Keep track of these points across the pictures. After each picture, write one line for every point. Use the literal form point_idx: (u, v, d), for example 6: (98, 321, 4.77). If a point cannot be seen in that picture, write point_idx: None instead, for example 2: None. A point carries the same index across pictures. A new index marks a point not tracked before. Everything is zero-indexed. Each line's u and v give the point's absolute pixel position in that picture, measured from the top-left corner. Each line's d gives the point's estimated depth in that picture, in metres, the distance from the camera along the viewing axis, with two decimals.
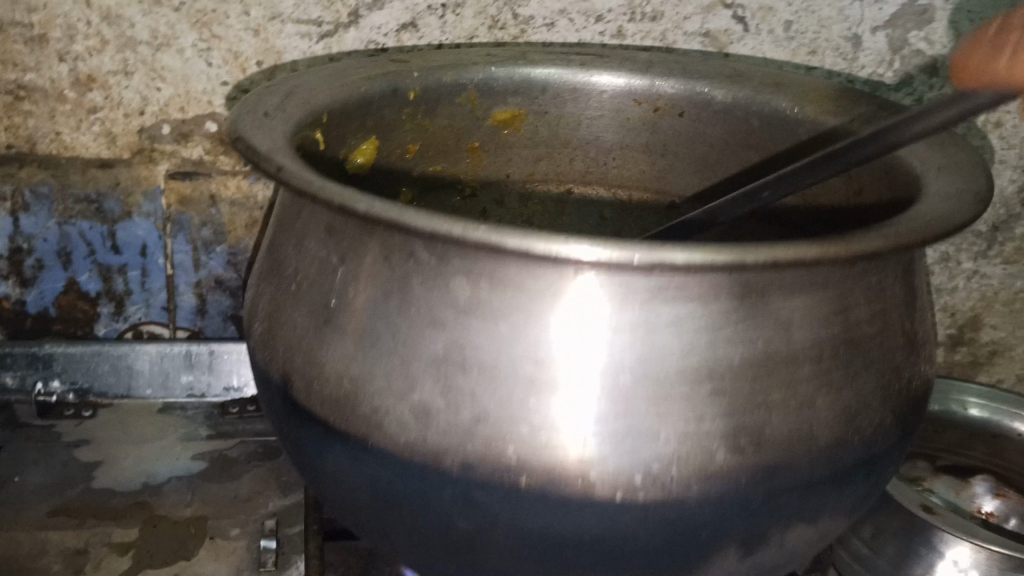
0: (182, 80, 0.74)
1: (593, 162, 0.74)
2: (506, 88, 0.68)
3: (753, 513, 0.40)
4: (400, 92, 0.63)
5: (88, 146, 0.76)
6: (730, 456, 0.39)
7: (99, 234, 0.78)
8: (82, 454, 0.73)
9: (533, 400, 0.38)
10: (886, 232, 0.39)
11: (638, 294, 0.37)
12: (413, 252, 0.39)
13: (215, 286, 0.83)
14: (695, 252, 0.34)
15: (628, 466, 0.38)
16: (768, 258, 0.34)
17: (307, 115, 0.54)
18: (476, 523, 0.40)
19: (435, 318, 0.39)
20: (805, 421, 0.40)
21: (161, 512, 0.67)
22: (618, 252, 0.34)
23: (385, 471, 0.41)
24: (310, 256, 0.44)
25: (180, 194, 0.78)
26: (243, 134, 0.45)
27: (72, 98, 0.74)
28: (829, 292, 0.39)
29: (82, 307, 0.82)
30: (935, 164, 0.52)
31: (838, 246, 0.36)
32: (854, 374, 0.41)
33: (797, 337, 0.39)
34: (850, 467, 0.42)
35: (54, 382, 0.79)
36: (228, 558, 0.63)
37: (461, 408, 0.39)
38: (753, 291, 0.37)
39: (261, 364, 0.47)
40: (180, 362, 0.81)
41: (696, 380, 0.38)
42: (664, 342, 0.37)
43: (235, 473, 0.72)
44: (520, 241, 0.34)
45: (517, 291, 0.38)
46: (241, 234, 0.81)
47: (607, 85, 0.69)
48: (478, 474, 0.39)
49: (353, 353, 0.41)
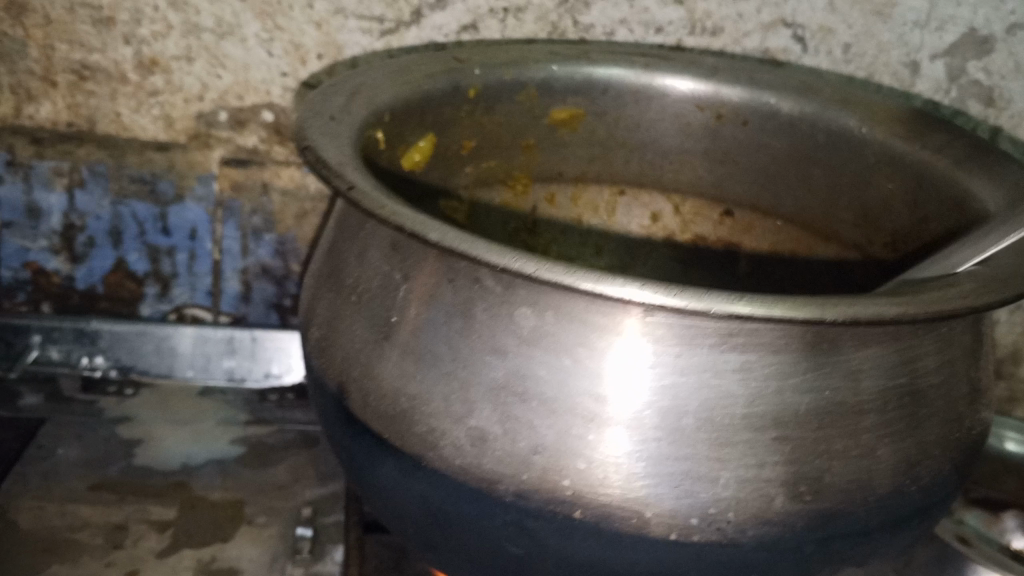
0: (242, 68, 0.75)
1: (649, 166, 0.73)
2: (568, 86, 0.67)
3: (805, 559, 0.40)
4: (462, 89, 0.63)
5: (146, 129, 0.77)
6: (788, 504, 0.38)
7: (150, 214, 0.79)
8: (124, 432, 0.74)
9: (592, 435, 0.38)
10: (956, 290, 0.39)
11: (705, 339, 0.37)
12: (480, 278, 0.39)
13: (260, 274, 0.83)
14: (768, 307, 0.35)
15: (685, 508, 0.38)
16: (841, 315, 0.34)
17: (370, 115, 0.54)
18: (526, 549, 0.40)
19: (498, 346, 0.39)
20: (865, 472, 0.39)
21: (198, 493, 0.68)
22: (691, 300, 0.34)
23: (437, 491, 0.41)
24: (371, 269, 0.44)
25: (233, 181, 0.79)
26: (311, 143, 0.45)
27: (134, 80, 0.75)
28: (895, 348, 0.39)
29: (129, 286, 0.83)
30: (1008, 209, 0.51)
31: (911, 306, 0.36)
32: (916, 425, 0.41)
33: (863, 389, 0.39)
34: (906, 516, 0.42)
35: (98, 358, 0.81)
36: (262, 543, 0.63)
37: (519, 438, 0.39)
38: (819, 343, 0.37)
39: (315, 370, 0.47)
40: (221, 347, 0.82)
41: (758, 426, 0.38)
42: (727, 387, 0.37)
43: (271, 460, 0.72)
44: (593, 284, 0.35)
45: (583, 325, 0.38)
46: (290, 225, 0.81)
47: (671, 88, 0.68)
48: (532, 504, 0.39)
49: (411, 371, 0.41)
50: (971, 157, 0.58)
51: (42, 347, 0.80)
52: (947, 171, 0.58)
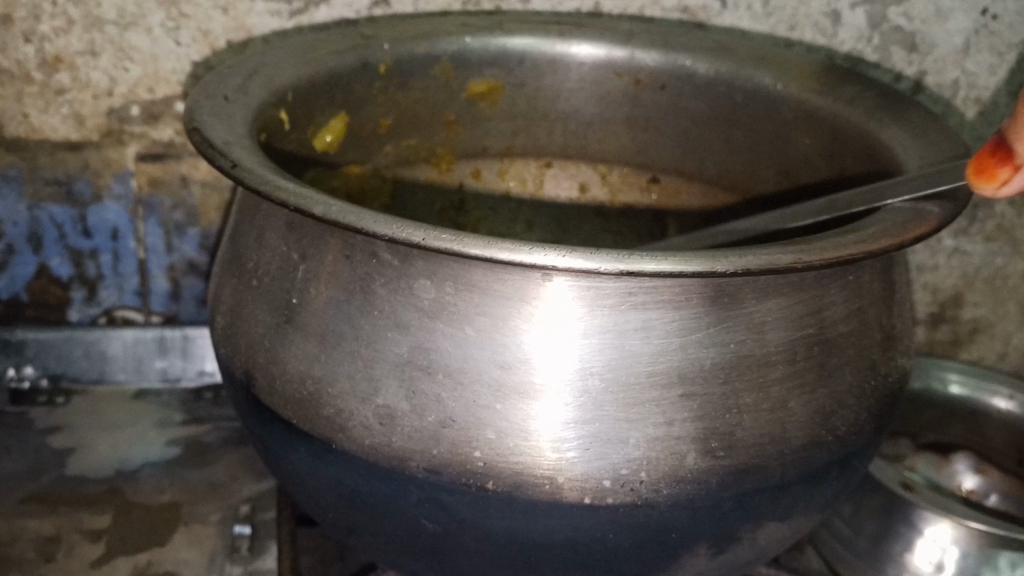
0: (151, 60, 0.72)
1: (573, 136, 0.72)
2: (483, 58, 0.66)
3: (724, 514, 0.40)
4: (371, 65, 0.61)
5: (57, 128, 0.74)
6: (700, 459, 0.38)
7: (68, 217, 0.76)
8: (55, 441, 0.72)
9: (500, 405, 0.37)
10: (856, 234, 0.38)
11: (606, 299, 0.36)
12: (377, 252, 0.38)
13: (188, 270, 0.80)
14: (661, 260, 0.34)
15: (597, 471, 0.37)
16: (735, 265, 0.34)
17: (269, 95, 0.53)
18: (443, 525, 0.39)
19: (399, 321, 0.38)
20: (777, 422, 0.39)
21: (134, 498, 0.66)
22: (584, 259, 0.34)
23: (351, 475, 0.40)
24: (270, 252, 0.42)
25: (151, 177, 0.76)
26: (200, 124, 0.44)
27: (38, 80, 0.71)
28: (800, 297, 0.39)
29: (54, 291, 0.79)
30: (917, 154, 0.51)
31: (808, 252, 0.36)
32: (827, 373, 0.41)
33: (770, 340, 0.38)
34: (824, 466, 0.42)
35: (27, 368, 0.78)
36: (202, 544, 0.62)
37: (427, 413, 0.38)
38: (721, 295, 0.37)
39: (224, 360, 0.46)
40: (153, 347, 0.79)
41: (666, 383, 0.37)
42: (632, 346, 0.37)
43: (210, 458, 0.71)
44: (484, 250, 0.34)
45: (484, 294, 0.37)
46: (213, 217, 0.79)
47: (586, 56, 0.67)
48: (444, 479, 0.38)
49: (315, 354, 0.40)
50: (882, 108, 0.58)
51: None
52: (858, 119, 0.58)
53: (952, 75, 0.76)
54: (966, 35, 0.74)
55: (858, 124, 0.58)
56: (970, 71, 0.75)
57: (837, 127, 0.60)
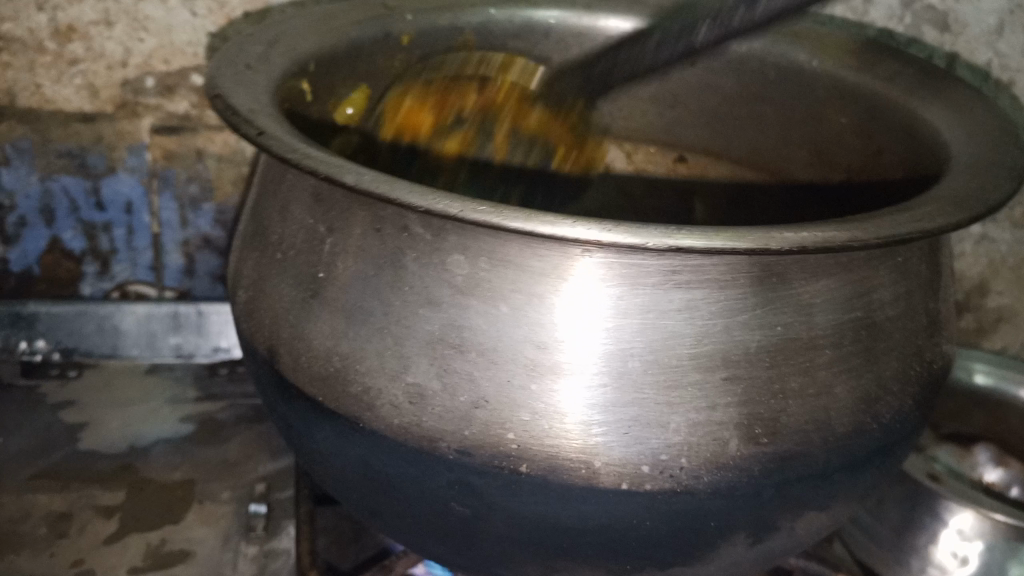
0: (166, 30, 0.70)
1: (598, 113, 0.70)
2: (506, 31, 0.65)
3: (765, 502, 0.38)
4: (392, 36, 0.60)
5: (69, 100, 0.72)
6: (742, 445, 0.37)
7: (82, 190, 0.75)
8: (68, 417, 0.71)
9: (535, 386, 0.36)
10: (910, 213, 0.37)
11: (648, 277, 0.34)
12: (408, 225, 0.36)
13: (202, 246, 0.79)
14: (709, 238, 0.32)
15: (635, 456, 0.36)
16: (787, 243, 0.32)
17: (292, 65, 0.51)
18: (473, 509, 0.38)
19: (431, 297, 0.37)
20: (822, 409, 0.38)
21: (147, 475, 0.65)
22: (629, 235, 0.32)
23: (379, 455, 0.39)
24: (295, 225, 0.41)
25: (166, 150, 0.75)
26: (222, 91, 0.42)
27: (51, 49, 0.70)
28: (848, 278, 0.37)
29: (66, 267, 0.78)
30: (962, 132, 0.49)
31: (864, 232, 0.34)
32: (873, 358, 0.39)
33: (816, 323, 0.37)
34: (866, 455, 0.40)
35: (39, 342, 0.76)
36: (216, 523, 0.61)
37: (458, 392, 0.36)
38: (768, 275, 0.35)
39: (245, 335, 0.44)
40: (166, 323, 0.78)
41: (708, 367, 0.36)
42: (674, 327, 0.35)
43: (223, 436, 0.70)
44: (523, 224, 0.32)
45: (520, 271, 0.35)
46: (228, 192, 0.77)
47: (614, 29, 0.66)
48: (476, 463, 0.37)
49: (342, 330, 0.39)
50: (923, 85, 0.55)
51: None
52: (899, 101, 0.55)
53: (984, 56, 0.72)
54: (1001, 15, 0.70)
55: (896, 102, 0.55)
56: (1002, 53, 0.72)
57: (874, 105, 0.57)
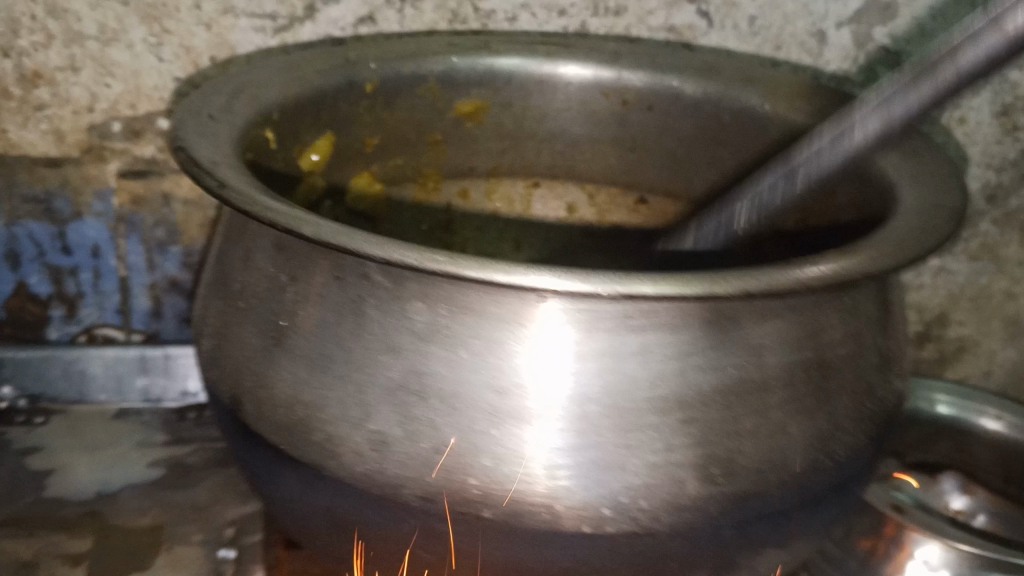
0: (133, 75, 0.70)
1: (559, 157, 0.71)
2: (470, 78, 0.65)
3: (725, 540, 0.39)
4: (357, 84, 0.60)
5: (36, 145, 0.72)
6: (700, 486, 0.37)
7: (48, 235, 0.75)
8: (32, 464, 0.70)
9: (495, 430, 0.37)
10: (855, 256, 0.38)
11: (604, 322, 0.35)
12: (368, 274, 0.37)
13: (169, 288, 0.79)
14: (661, 286, 0.33)
15: (596, 498, 0.37)
16: (736, 290, 0.33)
17: (255, 115, 0.51)
18: (440, 554, 0.39)
19: (392, 344, 0.37)
20: (778, 447, 0.39)
21: (114, 521, 0.64)
22: (581, 283, 0.33)
23: (344, 501, 0.39)
24: (257, 273, 0.41)
25: (132, 194, 0.75)
26: (185, 142, 0.42)
27: (17, 95, 0.70)
28: (798, 319, 0.38)
29: (31, 310, 0.77)
30: (908, 175, 0.51)
31: (808, 276, 0.35)
32: (826, 397, 0.40)
33: (769, 363, 0.38)
34: (823, 491, 0.41)
35: (4, 388, 0.76)
36: (184, 567, 0.60)
37: (419, 439, 0.37)
38: (720, 318, 0.36)
39: (210, 383, 0.44)
40: (133, 366, 0.77)
41: (665, 409, 0.37)
42: (630, 370, 0.36)
43: (192, 479, 0.69)
44: (480, 273, 0.33)
45: (479, 317, 0.36)
46: (195, 235, 0.77)
47: (573, 76, 0.66)
48: (439, 508, 0.37)
49: (304, 377, 0.39)
50: None
51: None
52: None
53: None
54: None
55: None
56: None
57: None
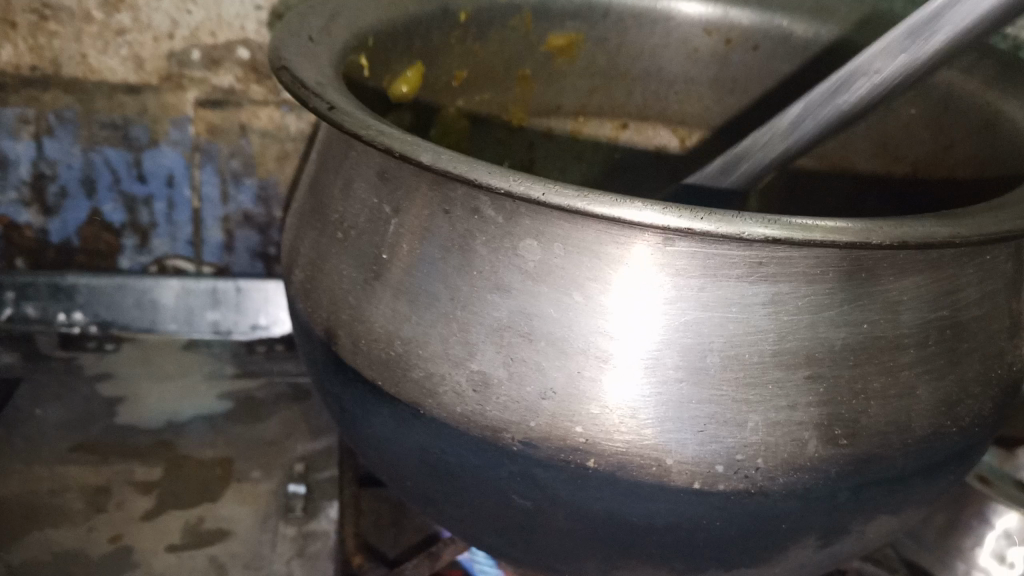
0: (214, 2, 0.69)
1: (653, 97, 0.68)
2: (567, 10, 0.62)
3: (838, 506, 0.37)
4: (452, 13, 0.58)
5: (114, 71, 0.71)
6: (821, 447, 0.35)
7: (124, 162, 0.74)
8: (106, 390, 0.71)
9: (605, 377, 0.35)
10: (1008, 210, 0.35)
11: (731, 270, 0.33)
12: (480, 208, 0.35)
13: (242, 222, 0.78)
14: (807, 230, 0.30)
15: (709, 454, 0.35)
16: (889, 238, 0.30)
17: (352, 39, 0.49)
18: (535, 502, 0.37)
19: (501, 283, 0.35)
20: (903, 411, 0.36)
21: (185, 452, 0.65)
22: (720, 224, 0.30)
23: (439, 443, 0.38)
24: (358, 204, 0.39)
25: (209, 124, 0.74)
26: (287, 62, 0.41)
27: (98, 19, 0.69)
28: (937, 275, 0.35)
29: (106, 239, 0.78)
30: None
31: (963, 227, 0.32)
32: (957, 360, 0.38)
33: (903, 322, 0.35)
34: (944, 459, 0.39)
35: (77, 314, 0.76)
36: (254, 501, 0.61)
37: (526, 382, 0.35)
38: (857, 271, 0.34)
39: (301, 316, 0.43)
40: (205, 299, 0.78)
41: (789, 364, 0.34)
42: (754, 322, 0.34)
43: (262, 414, 0.69)
44: (609, 209, 0.30)
45: (595, 258, 0.34)
46: (271, 168, 0.76)
47: (679, 10, 0.63)
48: (542, 455, 0.35)
49: (404, 314, 0.37)
50: (999, 80, 0.53)
51: (17, 304, 0.75)
52: (976, 92, 0.53)
53: None
54: None
55: (973, 95, 0.53)
56: None
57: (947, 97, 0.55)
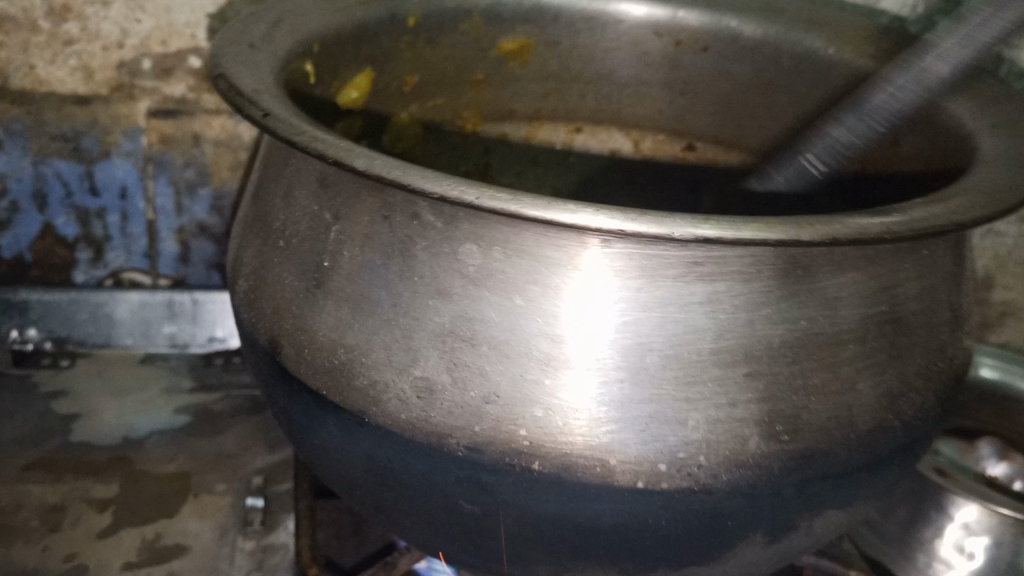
0: (164, 10, 0.68)
1: (607, 99, 0.68)
2: (516, 14, 0.62)
3: (784, 502, 0.37)
4: (399, 18, 0.58)
5: (63, 81, 0.70)
6: (764, 444, 0.35)
7: (76, 174, 0.73)
8: (61, 407, 0.69)
9: (548, 380, 0.35)
10: (941, 205, 0.35)
11: (669, 269, 0.33)
12: (419, 213, 0.35)
13: (198, 233, 0.77)
14: (739, 229, 0.31)
15: (653, 454, 0.35)
16: (820, 235, 0.31)
17: (296, 45, 0.49)
18: (483, 508, 0.37)
19: (441, 288, 0.35)
20: (844, 405, 0.36)
21: (142, 467, 0.63)
22: (654, 225, 0.30)
23: (386, 450, 0.37)
24: (299, 211, 0.39)
25: (162, 134, 0.73)
26: (225, 70, 0.40)
27: (45, 29, 0.67)
28: (874, 271, 0.36)
29: (59, 252, 0.76)
30: (987, 123, 0.48)
31: (895, 222, 0.32)
32: (897, 354, 0.38)
33: (841, 317, 0.36)
34: (888, 452, 0.39)
35: (30, 330, 0.75)
36: (212, 515, 0.60)
37: (469, 387, 0.35)
38: (794, 268, 0.34)
39: (247, 326, 0.42)
40: (162, 312, 0.76)
41: (729, 362, 0.34)
42: (694, 321, 0.34)
43: (221, 427, 0.68)
44: (543, 212, 0.30)
45: (534, 261, 0.34)
46: (226, 177, 0.75)
47: (628, 14, 0.63)
48: (487, 460, 0.35)
49: (347, 321, 0.37)
50: None
51: None
52: None
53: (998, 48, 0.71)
54: None
55: None
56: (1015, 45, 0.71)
57: None
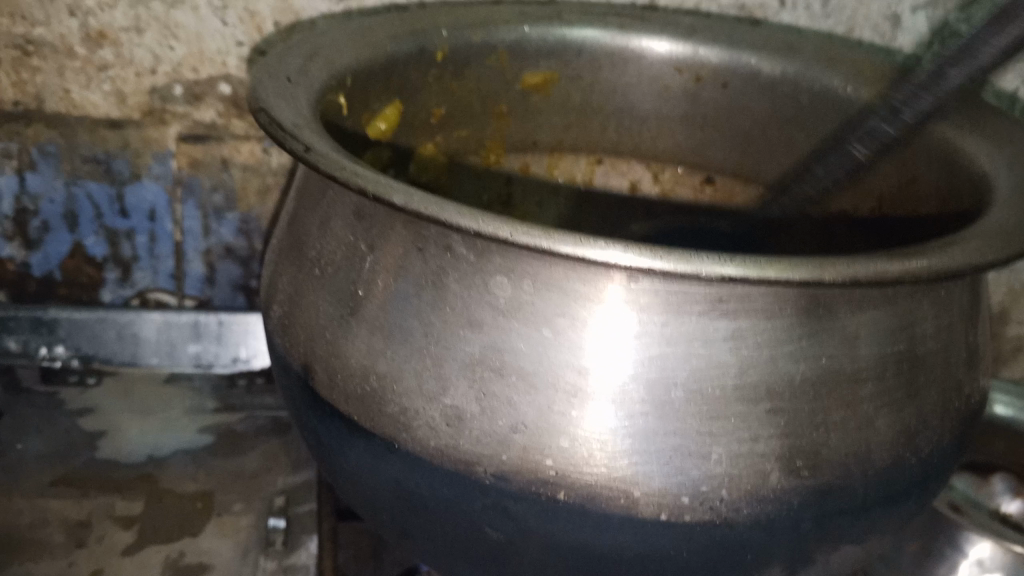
0: (196, 38, 0.70)
1: (628, 133, 0.70)
2: (540, 50, 0.63)
3: (803, 535, 0.38)
4: (428, 52, 0.59)
5: (97, 105, 0.72)
6: (784, 478, 0.36)
7: (106, 197, 0.75)
8: (86, 423, 0.71)
9: (574, 412, 0.36)
10: (960, 246, 0.36)
11: (694, 305, 0.34)
12: (451, 246, 0.36)
13: (224, 255, 0.79)
14: (763, 269, 0.32)
15: (676, 486, 0.36)
16: (842, 276, 0.32)
17: (330, 78, 0.50)
18: (507, 535, 0.38)
19: (473, 319, 0.36)
20: (863, 441, 0.37)
21: (165, 485, 0.65)
22: (681, 264, 0.31)
23: (413, 475, 0.38)
24: (335, 240, 0.40)
25: (191, 158, 0.74)
26: (266, 105, 0.42)
27: (81, 55, 0.69)
28: (893, 310, 0.37)
29: (89, 271, 0.78)
30: (1003, 164, 0.49)
31: (914, 265, 0.33)
32: (915, 392, 0.39)
33: (861, 355, 0.36)
34: (906, 487, 0.40)
35: (58, 348, 0.76)
36: (233, 534, 0.61)
37: (497, 416, 0.36)
38: (815, 306, 0.35)
39: (279, 350, 0.44)
40: (187, 332, 0.78)
41: (751, 397, 0.35)
42: (717, 356, 0.35)
43: (242, 448, 0.69)
44: (574, 249, 0.32)
45: (563, 295, 0.35)
46: (252, 201, 0.77)
47: (650, 50, 0.65)
48: (513, 487, 0.36)
49: (379, 348, 0.38)
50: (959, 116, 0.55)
51: None
52: (935, 128, 0.55)
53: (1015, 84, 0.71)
54: None
55: (934, 133, 0.55)
56: None
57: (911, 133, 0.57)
